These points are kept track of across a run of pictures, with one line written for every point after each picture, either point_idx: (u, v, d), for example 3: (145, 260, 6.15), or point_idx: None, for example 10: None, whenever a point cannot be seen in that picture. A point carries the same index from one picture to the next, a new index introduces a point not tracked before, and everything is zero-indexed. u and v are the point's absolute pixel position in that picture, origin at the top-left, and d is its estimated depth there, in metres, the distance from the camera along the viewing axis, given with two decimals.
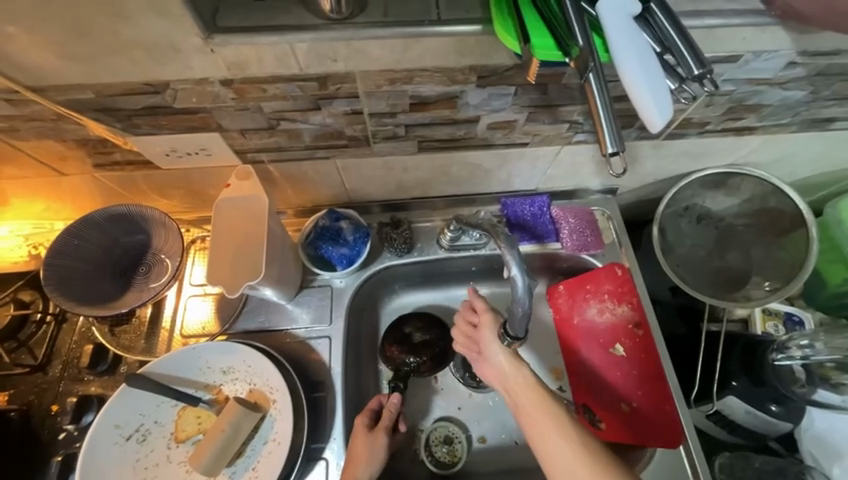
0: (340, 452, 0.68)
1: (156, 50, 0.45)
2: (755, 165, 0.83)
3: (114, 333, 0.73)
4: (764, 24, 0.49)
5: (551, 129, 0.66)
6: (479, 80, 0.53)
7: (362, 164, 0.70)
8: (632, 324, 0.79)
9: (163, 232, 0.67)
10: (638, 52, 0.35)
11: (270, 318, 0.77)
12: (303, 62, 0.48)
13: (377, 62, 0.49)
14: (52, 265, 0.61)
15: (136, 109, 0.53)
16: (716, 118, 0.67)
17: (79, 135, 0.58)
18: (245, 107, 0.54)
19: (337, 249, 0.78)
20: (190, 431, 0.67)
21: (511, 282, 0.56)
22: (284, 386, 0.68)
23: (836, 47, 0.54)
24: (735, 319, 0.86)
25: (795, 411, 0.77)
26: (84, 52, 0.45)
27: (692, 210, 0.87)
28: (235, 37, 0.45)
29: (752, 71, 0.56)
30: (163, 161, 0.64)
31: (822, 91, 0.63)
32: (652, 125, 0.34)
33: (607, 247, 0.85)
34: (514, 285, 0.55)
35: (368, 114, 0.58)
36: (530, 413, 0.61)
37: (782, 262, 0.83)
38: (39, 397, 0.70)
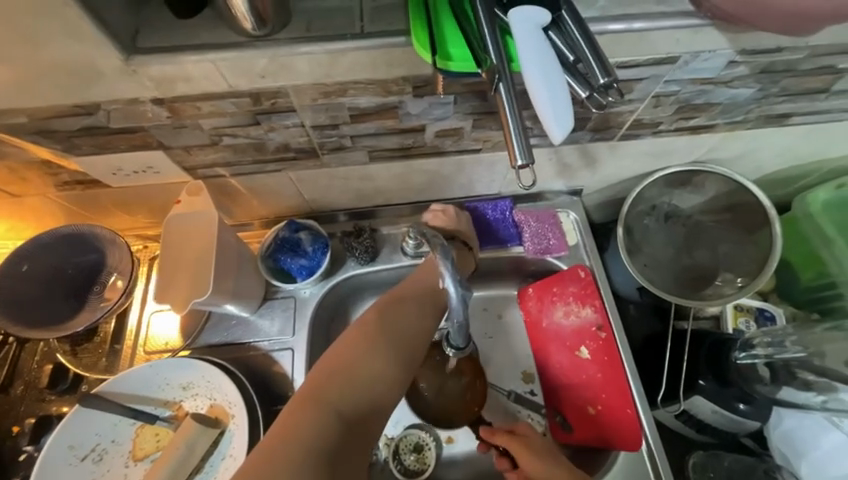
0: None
1: (80, 73, 0.45)
2: (719, 162, 0.82)
3: (76, 352, 0.73)
4: (695, 25, 0.49)
5: (501, 135, 0.66)
6: (415, 90, 0.53)
7: (316, 175, 0.70)
8: (595, 327, 0.79)
9: (116, 251, 0.66)
10: (543, 62, 0.35)
11: (232, 332, 0.77)
12: (232, 80, 0.48)
13: (306, 76, 0.49)
14: (4, 288, 0.62)
15: (73, 130, 0.53)
16: (667, 118, 0.67)
17: (22, 157, 0.58)
18: (182, 125, 0.54)
19: (296, 260, 0.77)
20: (148, 448, 0.67)
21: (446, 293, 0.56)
22: (241, 400, 0.67)
23: (774, 45, 0.54)
24: (706, 315, 0.84)
25: (765, 409, 0.76)
26: (8, 78, 0.45)
27: (658, 209, 0.86)
28: (156, 58, 0.45)
29: (693, 71, 0.56)
30: (112, 179, 0.64)
31: (770, 87, 0.62)
32: (552, 135, 0.34)
33: (572, 250, 0.84)
34: (449, 295, 0.56)
35: (311, 127, 0.58)
36: None
37: (750, 258, 0.83)
38: (0, 418, 0.70)
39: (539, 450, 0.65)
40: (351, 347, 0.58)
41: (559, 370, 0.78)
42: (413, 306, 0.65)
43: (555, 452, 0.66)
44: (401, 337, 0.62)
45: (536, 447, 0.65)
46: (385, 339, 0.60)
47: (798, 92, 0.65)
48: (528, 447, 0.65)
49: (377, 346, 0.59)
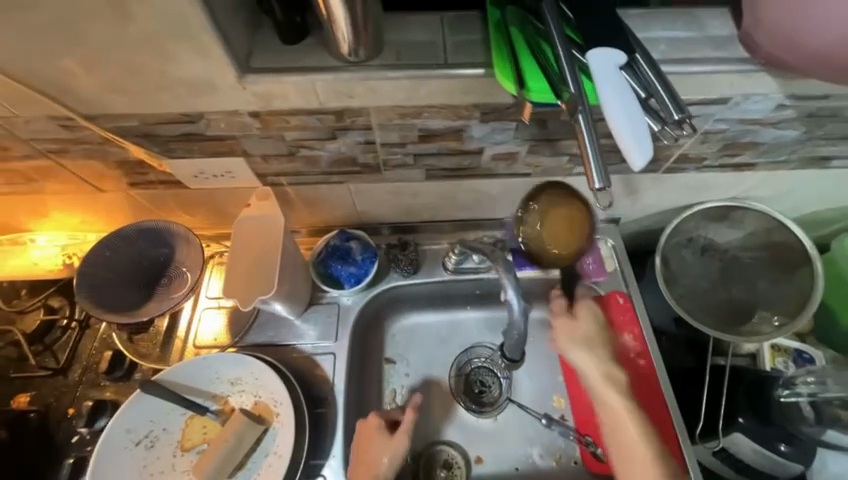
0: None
1: (196, 86, 0.51)
2: (759, 199, 0.84)
3: (132, 340, 0.77)
4: (749, 71, 0.53)
5: (552, 162, 0.70)
6: (482, 116, 0.58)
7: (373, 189, 0.74)
8: (634, 354, 0.79)
9: (185, 246, 0.71)
10: (624, 98, 0.39)
11: (279, 333, 0.80)
12: (323, 98, 0.54)
13: (389, 98, 0.54)
14: (86, 274, 0.67)
15: (173, 135, 0.59)
16: (712, 154, 0.70)
17: (120, 157, 0.64)
18: (268, 136, 0.60)
19: (346, 268, 0.81)
20: (196, 440, 0.69)
21: (508, 305, 0.66)
22: (288, 399, 0.70)
23: (822, 92, 0.58)
24: (743, 354, 0.85)
25: (807, 452, 0.75)
26: (135, 87, 0.52)
27: (695, 241, 0.87)
28: (264, 77, 0.51)
29: (743, 111, 0.60)
30: (192, 181, 0.69)
31: (815, 130, 0.65)
32: (633, 163, 0.38)
33: (609, 275, 0.86)
34: (510, 307, 0.66)
35: (380, 145, 0.63)
36: (597, 392, 0.70)
37: (789, 296, 0.83)
38: (57, 399, 0.74)
39: (586, 336, 0.73)
40: None
41: (604, 314, 0.80)
42: None
43: (594, 345, 0.73)
44: None
45: (597, 357, 0.72)
46: None
47: (841, 136, 0.68)
48: (575, 334, 0.73)
49: None
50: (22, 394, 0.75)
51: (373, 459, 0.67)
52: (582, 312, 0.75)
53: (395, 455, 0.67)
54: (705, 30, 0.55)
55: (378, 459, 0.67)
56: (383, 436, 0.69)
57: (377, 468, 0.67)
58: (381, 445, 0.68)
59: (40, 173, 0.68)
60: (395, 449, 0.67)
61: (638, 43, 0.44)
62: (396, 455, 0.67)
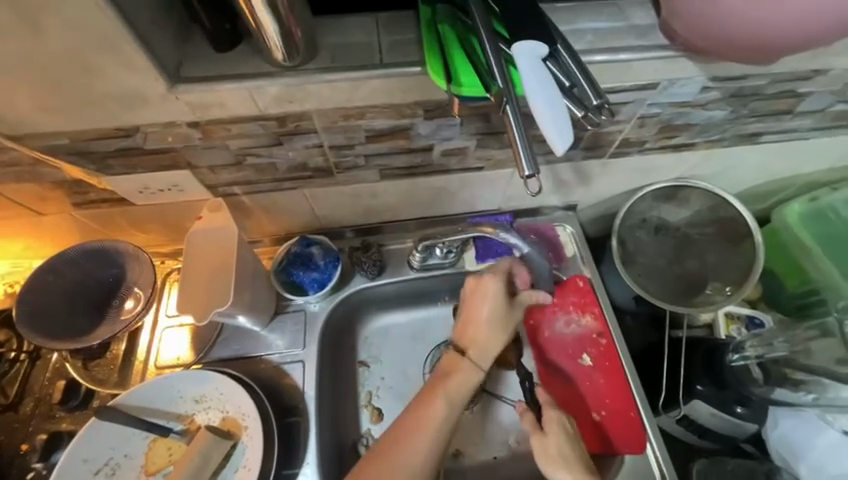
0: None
1: (126, 100, 0.50)
2: (701, 177, 0.89)
3: (87, 367, 0.74)
4: (671, 57, 0.56)
5: (502, 154, 0.71)
6: (425, 113, 0.59)
7: (330, 193, 0.74)
8: (596, 334, 0.83)
9: (136, 265, 0.69)
10: (544, 88, 0.40)
11: (244, 346, 0.78)
12: (262, 104, 0.53)
13: (330, 101, 0.54)
14: (28, 301, 0.64)
15: (109, 151, 0.57)
16: (652, 137, 0.73)
17: (55, 177, 0.61)
18: (211, 145, 0.59)
19: (308, 273, 0.80)
20: (160, 463, 0.67)
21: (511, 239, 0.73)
22: (255, 411, 0.69)
23: (741, 73, 0.62)
24: (699, 324, 0.89)
25: (760, 412, 0.80)
26: (60, 104, 0.50)
27: (648, 222, 0.91)
28: (197, 86, 0.50)
29: (672, 95, 0.63)
30: (138, 197, 0.67)
31: (740, 109, 0.70)
32: (556, 148, 0.39)
33: (569, 261, 0.89)
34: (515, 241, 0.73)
35: (329, 147, 0.63)
36: None
37: (737, 265, 0.88)
38: (9, 436, 0.70)
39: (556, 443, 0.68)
40: (480, 351, 0.71)
41: (561, 296, 0.85)
42: (457, 357, 0.71)
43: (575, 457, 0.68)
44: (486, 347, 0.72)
45: (555, 453, 0.68)
46: (480, 342, 0.72)
47: (766, 113, 0.72)
48: (548, 452, 0.68)
49: (480, 350, 0.71)
50: None
51: (476, 314, 0.72)
52: (552, 426, 0.70)
53: (504, 316, 0.72)
54: (629, 20, 0.58)
55: (482, 312, 0.72)
56: (501, 297, 0.71)
57: (478, 331, 0.72)
58: (497, 309, 0.72)
59: None
60: (497, 308, 0.72)
61: (559, 35, 0.46)
62: (504, 317, 0.72)
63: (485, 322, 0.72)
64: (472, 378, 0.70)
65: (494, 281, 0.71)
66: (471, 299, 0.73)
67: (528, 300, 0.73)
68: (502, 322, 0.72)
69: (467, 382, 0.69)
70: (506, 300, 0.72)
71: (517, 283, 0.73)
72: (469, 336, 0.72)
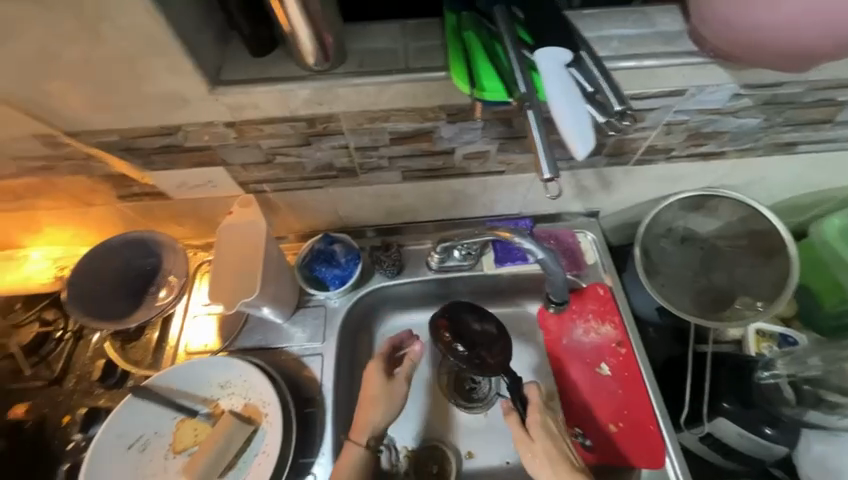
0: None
1: (171, 100, 0.54)
2: (732, 187, 0.86)
3: (125, 348, 0.79)
4: (700, 63, 0.56)
5: (523, 159, 0.72)
6: (448, 117, 0.61)
7: (353, 193, 0.76)
8: (615, 343, 0.82)
9: (172, 255, 0.73)
10: (566, 94, 0.41)
11: (267, 337, 0.82)
12: (293, 106, 0.56)
13: (356, 104, 0.57)
14: (75, 284, 0.69)
15: (153, 148, 0.62)
16: (679, 144, 0.72)
17: (105, 171, 0.66)
18: (245, 144, 0.62)
19: (330, 270, 0.83)
20: (187, 443, 0.71)
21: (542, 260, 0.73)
22: (275, 399, 0.72)
23: (775, 80, 0.60)
24: (727, 340, 0.84)
25: (790, 433, 0.77)
26: (112, 104, 0.54)
27: (674, 232, 0.89)
28: (235, 88, 0.53)
29: (701, 102, 0.62)
30: (176, 192, 0.72)
31: (775, 117, 0.67)
32: (576, 153, 0.40)
33: (589, 268, 0.88)
34: (547, 261, 0.73)
35: (354, 149, 0.65)
36: None
37: (769, 280, 0.84)
38: (52, 408, 0.76)
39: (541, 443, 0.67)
40: (368, 405, 0.71)
41: (580, 304, 0.85)
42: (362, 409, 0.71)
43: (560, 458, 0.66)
44: (373, 401, 0.71)
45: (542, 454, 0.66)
46: (372, 398, 0.71)
47: (803, 122, 0.70)
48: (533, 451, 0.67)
49: (373, 403, 0.71)
50: (18, 403, 0.76)
51: (368, 399, 0.71)
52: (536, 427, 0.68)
53: (391, 397, 0.72)
54: (656, 25, 0.57)
55: (372, 398, 0.71)
56: (382, 374, 0.73)
57: (369, 415, 0.71)
58: (398, 394, 0.72)
59: (26, 190, 0.70)
60: (397, 393, 0.72)
61: (583, 42, 0.46)
62: (393, 402, 0.72)
63: (386, 404, 0.71)
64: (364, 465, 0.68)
65: (410, 363, 0.75)
66: (367, 396, 0.71)
67: (408, 370, 0.74)
68: (382, 401, 0.71)
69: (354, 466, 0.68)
70: (394, 382, 0.73)
71: (410, 360, 0.74)
72: (361, 422, 0.70)
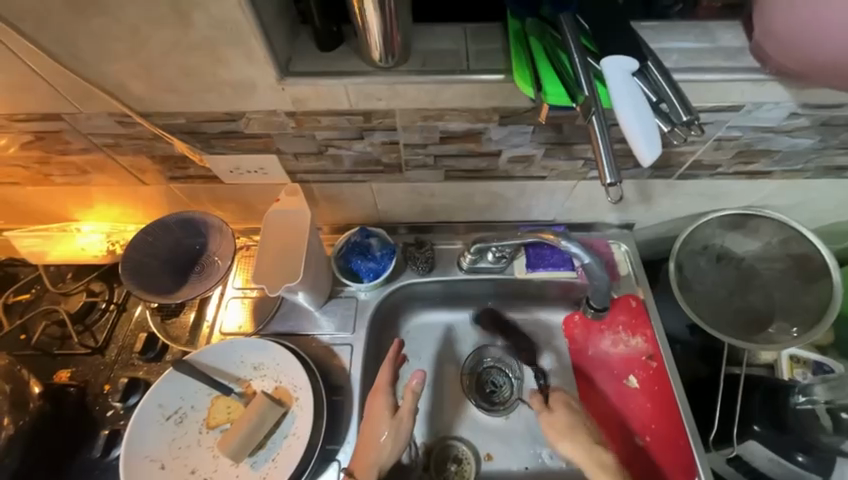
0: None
1: (241, 88, 0.57)
2: (775, 208, 0.84)
3: (163, 324, 0.82)
4: (761, 80, 0.56)
5: (567, 165, 0.73)
6: (500, 119, 0.62)
7: (395, 189, 0.78)
8: (645, 356, 0.81)
9: (219, 237, 0.76)
10: (634, 102, 0.42)
11: (299, 323, 0.83)
12: (354, 100, 0.59)
13: (415, 101, 0.59)
14: (130, 257, 0.72)
15: (215, 132, 0.65)
16: (727, 161, 0.72)
17: (166, 152, 0.69)
18: (301, 135, 0.65)
19: (365, 262, 0.84)
20: (220, 418, 0.73)
21: (588, 266, 0.74)
22: (307, 384, 0.74)
23: (835, 101, 0.60)
24: (759, 363, 0.83)
25: (823, 462, 0.75)
26: (187, 88, 0.57)
27: (710, 249, 0.87)
28: (303, 80, 0.56)
29: (756, 119, 0.62)
30: (228, 177, 0.74)
31: (830, 139, 0.67)
32: (642, 158, 0.40)
33: (622, 280, 0.87)
34: (592, 266, 0.74)
35: (404, 145, 0.67)
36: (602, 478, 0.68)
37: (807, 306, 0.82)
38: (94, 376, 0.79)
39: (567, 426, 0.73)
40: (369, 442, 0.69)
41: (611, 314, 0.84)
42: (363, 442, 0.70)
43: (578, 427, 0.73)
44: (371, 441, 0.69)
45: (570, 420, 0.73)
46: (369, 437, 0.70)
47: None
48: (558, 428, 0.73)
49: (370, 441, 0.69)
50: (63, 369, 0.80)
51: (373, 432, 0.70)
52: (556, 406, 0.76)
53: (394, 434, 0.70)
54: (717, 41, 0.58)
55: (378, 433, 0.70)
56: (386, 402, 0.72)
57: (374, 452, 0.69)
58: (402, 431, 0.70)
59: (90, 165, 0.73)
60: (401, 431, 0.70)
61: (650, 52, 0.47)
62: (397, 440, 0.69)
63: (391, 442, 0.69)
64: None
65: (411, 397, 0.72)
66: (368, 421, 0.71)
67: (411, 402, 0.71)
68: (384, 440, 0.69)
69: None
70: (396, 419, 0.71)
71: (409, 394, 0.71)
72: (364, 460, 0.68)
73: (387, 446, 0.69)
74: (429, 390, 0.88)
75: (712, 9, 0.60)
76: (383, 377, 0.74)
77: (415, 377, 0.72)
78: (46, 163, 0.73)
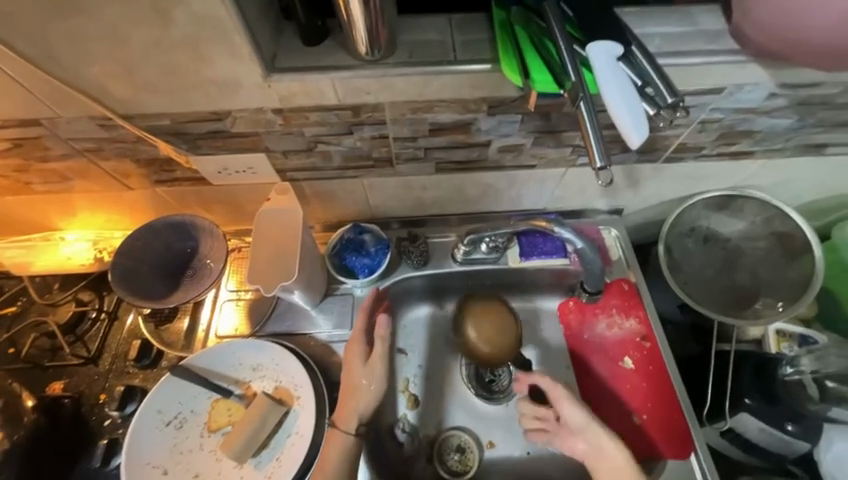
0: (364, 468, 0.77)
1: (227, 86, 0.56)
2: (757, 188, 0.87)
3: (158, 330, 0.81)
4: (740, 61, 0.57)
5: (556, 153, 0.73)
6: (489, 109, 0.62)
7: (386, 184, 0.78)
8: (639, 337, 0.83)
9: (210, 240, 0.75)
10: (621, 87, 0.42)
11: (296, 322, 0.83)
12: (341, 95, 0.58)
13: (403, 94, 0.58)
14: (119, 264, 0.72)
15: (201, 133, 0.64)
16: (710, 143, 0.73)
17: (151, 155, 0.68)
18: (289, 132, 0.64)
19: (360, 259, 0.84)
20: (222, 421, 0.73)
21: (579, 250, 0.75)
22: (308, 383, 0.74)
23: (811, 81, 0.61)
24: (748, 339, 0.86)
25: (810, 430, 0.78)
26: (170, 88, 0.56)
27: (697, 231, 0.89)
28: (288, 75, 0.55)
29: (737, 100, 0.64)
30: (216, 178, 0.73)
31: (807, 118, 0.69)
32: (631, 141, 0.41)
33: (613, 264, 0.89)
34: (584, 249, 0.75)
35: (393, 139, 0.67)
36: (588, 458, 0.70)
37: (791, 281, 0.84)
38: (89, 386, 0.78)
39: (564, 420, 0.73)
40: (348, 390, 0.70)
41: (605, 298, 0.86)
42: (344, 391, 0.70)
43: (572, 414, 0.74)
44: (350, 389, 0.70)
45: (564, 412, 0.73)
46: (348, 385, 0.70)
47: (833, 124, 0.71)
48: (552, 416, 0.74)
49: (351, 389, 0.70)
50: (56, 381, 0.78)
51: (351, 381, 0.70)
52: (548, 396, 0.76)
53: (372, 383, 0.70)
54: (698, 24, 0.59)
55: (356, 381, 0.70)
56: (359, 348, 0.72)
57: (354, 399, 0.69)
58: (378, 375, 0.70)
59: (72, 172, 0.72)
60: (376, 375, 0.70)
61: (633, 37, 0.48)
62: (374, 386, 0.70)
63: (369, 388, 0.70)
64: (354, 449, 0.67)
65: (383, 340, 0.72)
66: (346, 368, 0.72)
67: (384, 346, 0.71)
68: (362, 386, 0.69)
69: (344, 452, 0.67)
70: (369, 365, 0.70)
71: (378, 339, 0.72)
72: (345, 409, 0.68)
73: (364, 393, 0.69)
74: (429, 382, 0.88)
75: None
76: (357, 325, 0.74)
77: (382, 322, 0.73)
78: (25, 171, 0.71)
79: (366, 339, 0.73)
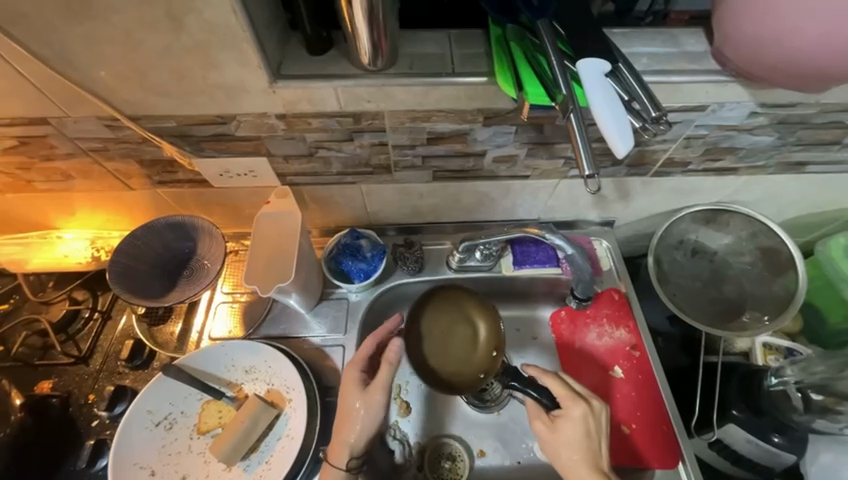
0: None
1: (233, 90, 0.58)
2: (743, 203, 0.90)
3: (152, 331, 0.81)
4: (722, 81, 0.60)
5: (549, 164, 0.76)
6: (485, 120, 0.65)
7: (384, 190, 0.80)
8: (629, 347, 0.85)
9: (209, 241, 0.76)
10: (608, 100, 0.45)
11: (291, 326, 0.83)
12: (343, 102, 0.61)
13: (402, 103, 0.61)
14: (117, 262, 0.72)
15: (205, 135, 0.66)
16: (696, 158, 0.76)
17: (154, 155, 0.70)
18: (291, 137, 0.66)
19: (356, 263, 0.84)
20: (211, 424, 0.73)
21: (570, 256, 0.77)
22: (300, 386, 0.73)
23: (789, 101, 0.65)
24: (734, 351, 0.88)
25: (797, 442, 0.79)
26: (178, 91, 0.58)
27: (685, 244, 0.91)
28: (294, 83, 0.58)
29: (720, 118, 0.67)
30: (216, 180, 0.74)
31: (787, 137, 0.72)
32: (617, 150, 0.43)
33: (605, 275, 0.91)
34: (574, 256, 0.77)
35: (392, 146, 0.69)
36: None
37: (776, 295, 0.86)
38: (78, 386, 0.77)
39: (564, 441, 0.68)
40: (343, 419, 0.68)
41: (596, 307, 0.88)
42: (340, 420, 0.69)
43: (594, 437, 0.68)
44: (343, 418, 0.68)
45: (567, 434, 0.68)
46: (345, 414, 0.68)
47: (812, 143, 0.74)
48: (557, 438, 0.69)
49: (345, 418, 0.68)
50: (45, 380, 0.78)
51: (346, 408, 0.69)
52: (564, 423, 0.69)
53: (368, 413, 0.67)
54: (681, 46, 0.62)
55: (351, 407, 0.68)
56: (356, 376, 0.70)
57: (346, 431, 0.67)
58: (377, 405, 0.68)
59: (75, 171, 0.73)
60: (374, 405, 0.68)
61: (621, 56, 0.51)
62: (372, 414, 0.68)
63: (362, 420, 0.67)
64: None
65: (387, 368, 0.69)
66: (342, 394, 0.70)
67: (388, 374, 0.69)
68: (355, 418, 0.68)
69: None
70: (364, 395, 0.68)
71: (384, 365, 0.69)
72: (337, 442, 0.67)
73: (359, 424, 0.67)
74: (422, 390, 0.88)
75: (681, 21, 0.66)
76: (363, 350, 0.72)
77: (392, 347, 0.70)
78: (27, 169, 0.72)
79: (362, 367, 0.71)
